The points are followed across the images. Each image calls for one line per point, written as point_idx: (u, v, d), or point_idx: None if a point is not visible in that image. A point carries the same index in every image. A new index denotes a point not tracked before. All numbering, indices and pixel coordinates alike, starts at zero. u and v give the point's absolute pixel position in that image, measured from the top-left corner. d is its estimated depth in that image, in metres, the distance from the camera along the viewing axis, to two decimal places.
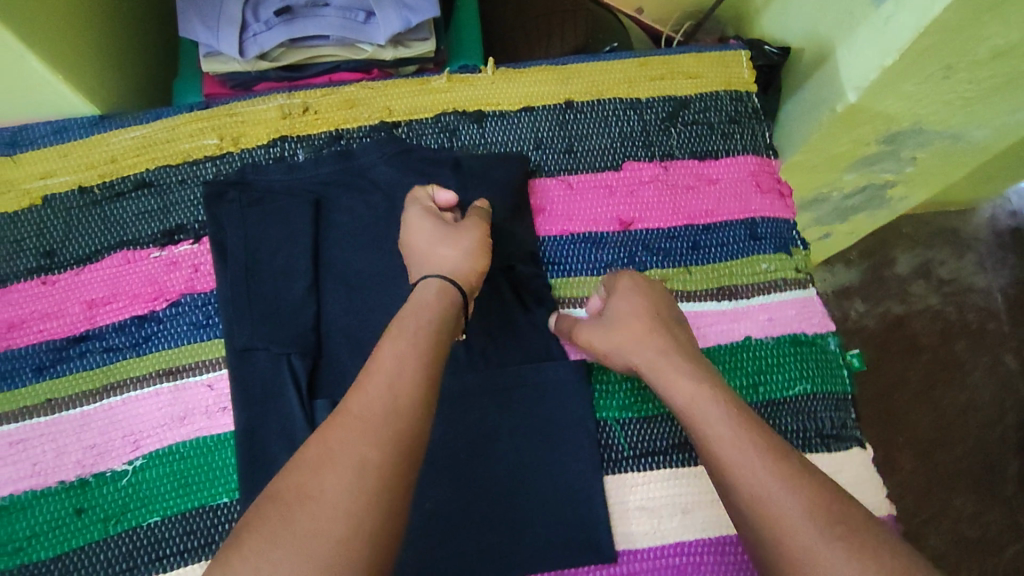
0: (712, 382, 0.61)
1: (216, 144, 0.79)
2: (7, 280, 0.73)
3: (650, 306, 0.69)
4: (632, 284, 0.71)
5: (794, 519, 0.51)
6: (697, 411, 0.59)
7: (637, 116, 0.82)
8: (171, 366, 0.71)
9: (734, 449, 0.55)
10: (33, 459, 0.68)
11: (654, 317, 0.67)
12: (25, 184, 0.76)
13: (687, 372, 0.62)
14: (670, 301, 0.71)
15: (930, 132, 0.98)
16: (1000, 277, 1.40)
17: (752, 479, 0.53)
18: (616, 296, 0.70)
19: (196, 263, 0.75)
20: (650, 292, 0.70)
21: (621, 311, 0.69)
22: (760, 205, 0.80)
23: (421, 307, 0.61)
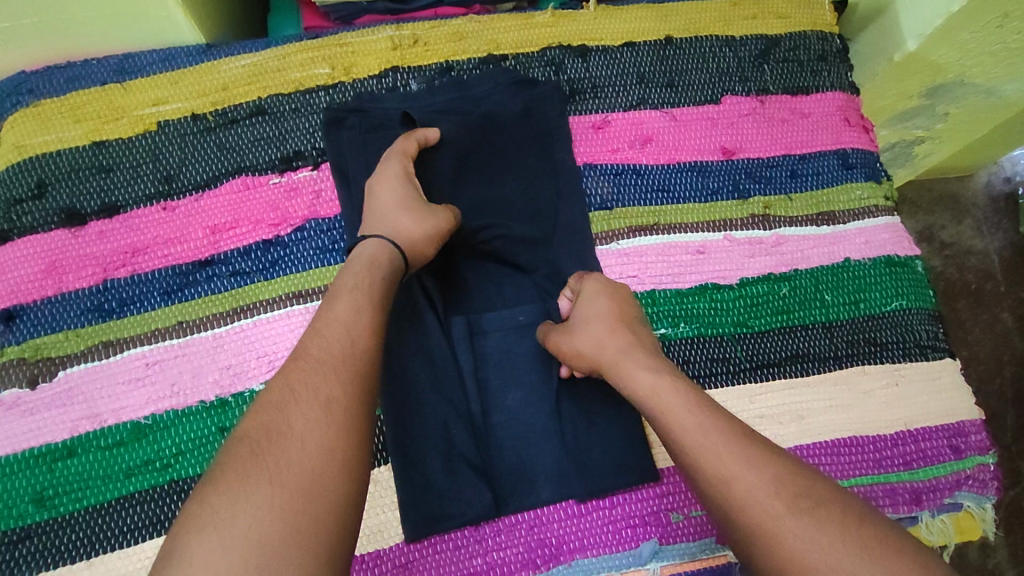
0: (676, 379, 0.58)
1: (328, 73, 0.79)
2: (127, 206, 0.72)
3: (612, 305, 0.65)
4: (590, 282, 0.67)
5: (764, 501, 0.48)
6: (660, 401, 0.56)
7: (732, 53, 0.86)
8: (302, 289, 0.71)
9: (698, 435, 0.52)
10: (171, 380, 0.67)
11: (614, 318, 0.64)
12: (138, 111, 0.75)
13: (647, 366, 0.59)
14: (629, 297, 0.67)
15: (969, 85, 0.98)
16: (997, 240, 1.27)
17: (719, 464, 0.50)
18: (580, 299, 0.66)
19: (317, 189, 0.75)
20: (609, 291, 0.67)
21: (585, 314, 0.65)
22: (851, 138, 0.84)
23: (371, 266, 0.60)
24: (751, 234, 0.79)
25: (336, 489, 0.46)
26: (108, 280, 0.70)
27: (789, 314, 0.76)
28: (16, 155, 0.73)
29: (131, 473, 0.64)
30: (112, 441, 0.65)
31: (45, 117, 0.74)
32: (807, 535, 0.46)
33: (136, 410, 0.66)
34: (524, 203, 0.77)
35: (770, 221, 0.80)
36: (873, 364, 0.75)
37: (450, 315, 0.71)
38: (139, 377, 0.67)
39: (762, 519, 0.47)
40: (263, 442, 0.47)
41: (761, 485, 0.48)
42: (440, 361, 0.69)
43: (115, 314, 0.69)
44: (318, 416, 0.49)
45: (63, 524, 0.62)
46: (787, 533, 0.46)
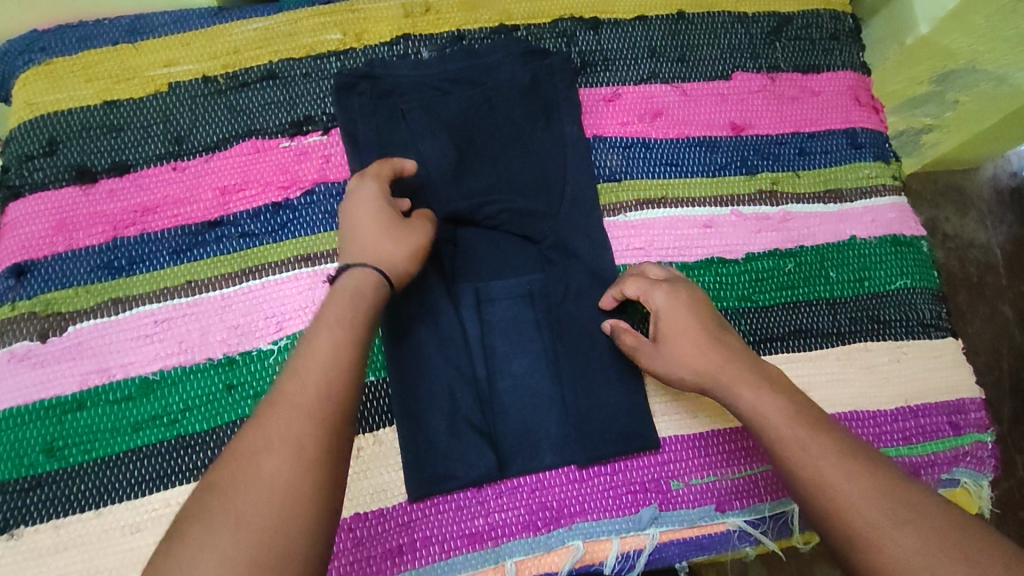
0: (781, 396, 0.57)
1: (340, 39, 0.79)
2: (137, 165, 0.72)
3: (698, 313, 0.63)
4: (665, 284, 0.66)
5: (862, 510, 0.48)
6: (764, 418, 0.56)
7: (743, 30, 0.85)
8: (310, 252, 0.72)
9: (799, 452, 0.53)
10: (179, 337, 0.68)
11: (706, 327, 0.63)
12: (149, 72, 0.75)
13: (748, 383, 0.59)
14: (710, 300, 0.66)
15: (980, 72, 0.97)
16: (1000, 234, 1.26)
17: (821, 478, 0.50)
18: (660, 303, 0.64)
19: (327, 154, 0.75)
20: (693, 295, 0.65)
21: (675, 323, 0.63)
22: (860, 117, 0.84)
23: (353, 296, 0.57)
24: (757, 210, 0.79)
25: (305, 522, 0.45)
26: (118, 239, 0.70)
27: (793, 290, 0.76)
28: (28, 113, 0.73)
29: (138, 427, 0.65)
30: (120, 396, 0.65)
31: (56, 75, 0.74)
32: (903, 543, 0.45)
33: (144, 366, 0.66)
34: (529, 172, 0.76)
35: (778, 197, 0.80)
36: (875, 341, 0.75)
37: (457, 281, 0.72)
38: (148, 334, 0.67)
39: (861, 529, 0.47)
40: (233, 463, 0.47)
41: (872, 505, 0.48)
42: (446, 326, 0.69)
43: (125, 272, 0.69)
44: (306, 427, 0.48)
45: (71, 475, 0.63)
46: (887, 541, 0.46)
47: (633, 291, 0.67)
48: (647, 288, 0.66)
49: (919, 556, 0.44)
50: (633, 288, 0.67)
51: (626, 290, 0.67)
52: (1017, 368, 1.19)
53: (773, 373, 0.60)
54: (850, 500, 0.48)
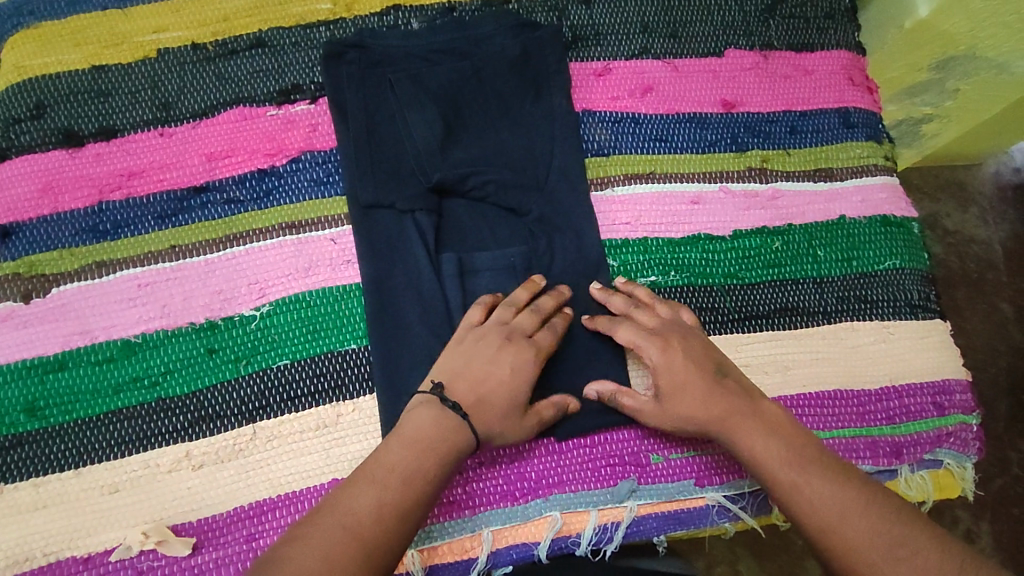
0: (791, 442, 0.61)
1: (330, 9, 0.79)
2: (124, 130, 0.72)
3: (697, 367, 0.64)
4: (659, 337, 0.65)
5: (870, 552, 0.53)
6: (765, 464, 0.60)
7: (737, 7, 0.85)
8: (294, 219, 0.72)
9: (802, 498, 0.57)
10: (162, 302, 0.68)
11: (707, 380, 0.64)
12: (138, 38, 0.75)
13: (749, 429, 0.61)
14: (706, 345, 0.67)
15: (980, 60, 0.95)
16: (1001, 230, 1.25)
17: (830, 524, 0.55)
18: (657, 359, 0.65)
19: (313, 122, 0.75)
20: (687, 345, 0.66)
21: (677, 382, 0.64)
22: (853, 96, 0.83)
23: (435, 444, 0.58)
24: (746, 187, 0.79)
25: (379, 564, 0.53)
26: (103, 202, 0.70)
27: (780, 268, 0.76)
28: (16, 75, 0.73)
29: (120, 389, 0.65)
30: (102, 358, 0.66)
31: (45, 39, 0.74)
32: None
33: (126, 329, 0.67)
34: (519, 144, 0.76)
35: (767, 175, 0.79)
36: (862, 320, 0.75)
37: (440, 252, 0.71)
38: (131, 297, 0.68)
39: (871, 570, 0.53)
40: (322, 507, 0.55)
41: (880, 546, 0.53)
42: (429, 296, 0.69)
43: (109, 235, 0.69)
44: (383, 493, 0.55)
45: (51, 435, 0.64)
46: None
47: (626, 339, 0.66)
48: (641, 342, 0.65)
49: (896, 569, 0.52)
50: (626, 336, 0.66)
51: (619, 337, 0.67)
52: (1015, 366, 1.17)
53: (773, 414, 0.63)
54: (863, 541, 0.54)
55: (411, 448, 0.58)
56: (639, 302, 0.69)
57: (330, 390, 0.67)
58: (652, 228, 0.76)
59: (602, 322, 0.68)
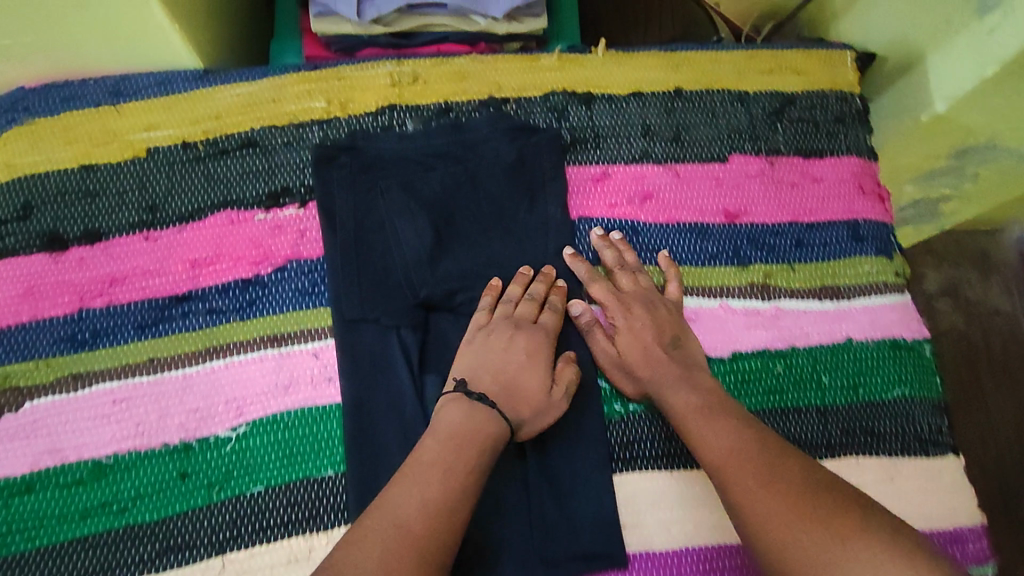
0: (733, 425, 0.61)
1: (324, 108, 0.77)
2: (109, 233, 0.71)
3: (653, 335, 0.69)
4: (624, 302, 0.71)
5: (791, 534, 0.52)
6: (704, 432, 0.61)
7: (744, 109, 0.82)
8: (276, 332, 0.70)
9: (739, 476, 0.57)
10: (136, 419, 0.66)
11: (660, 350, 0.68)
12: (129, 136, 0.74)
13: (698, 393, 0.65)
14: (672, 316, 0.71)
15: (1002, 149, 0.92)
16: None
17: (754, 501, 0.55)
18: (619, 319, 0.70)
19: (301, 228, 0.73)
20: (651, 312, 0.71)
21: (632, 344, 0.69)
22: (863, 207, 0.80)
23: (459, 436, 0.59)
24: (747, 305, 0.75)
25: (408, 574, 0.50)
26: (83, 310, 0.69)
27: (781, 395, 0.72)
28: (5, 173, 0.72)
29: (87, 513, 0.63)
30: (71, 479, 0.64)
31: (36, 136, 0.73)
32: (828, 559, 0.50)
33: (98, 448, 0.65)
34: (511, 256, 0.74)
35: (769, 291, 0.76)
36: (868, 456, 0.71)
37: (425, 373, 0.69)
38: (105, 414, 0.66)
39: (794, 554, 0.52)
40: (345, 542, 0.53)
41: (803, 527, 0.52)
42: (411, 420, 0.67)
43: (87, 346, 0.68)
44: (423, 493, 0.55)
45: (14, 564, 0.62)
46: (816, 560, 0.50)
47: (602, 296, 0.72)
48: (609, 304, 0.71)
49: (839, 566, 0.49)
50: (600, 295, 0.72)
51: (592, 293, 0.72)
52: None
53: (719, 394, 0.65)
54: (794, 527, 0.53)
55: (443, 440, 0.59)
56: (622, 263, 0.74)
57: (303, 520, 0.64)
58: None
59: (580, 268, 0.73)
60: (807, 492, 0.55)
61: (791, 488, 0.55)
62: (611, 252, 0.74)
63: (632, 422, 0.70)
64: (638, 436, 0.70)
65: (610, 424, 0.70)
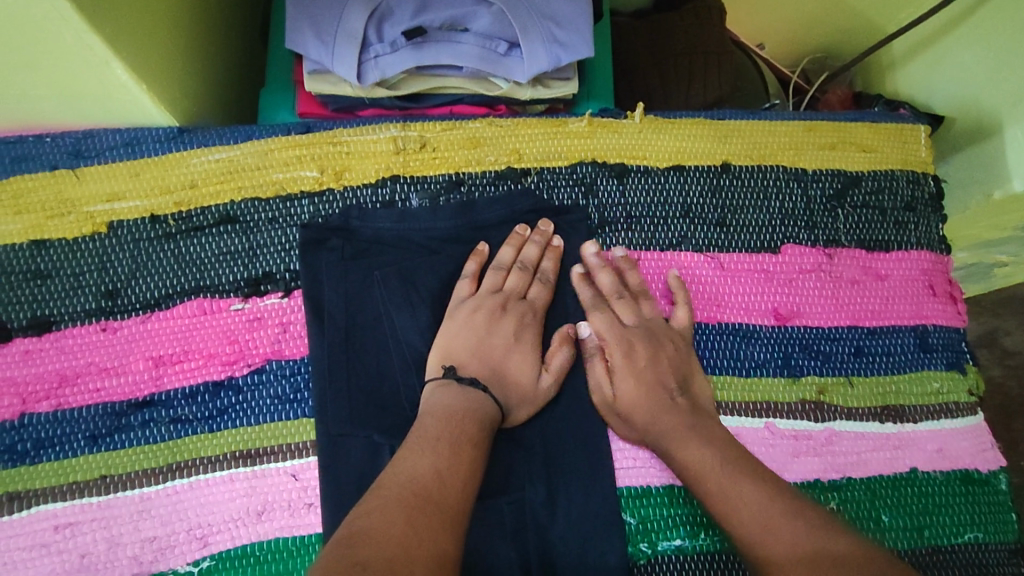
0: (760, 490, 0.53)
1: (316, 177, 0.67)
2: (61, 322, 0.62)
3: (656, 376, 0.62)
4: (626, 338, 0.63)
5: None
6: (719, 487, 0.55)
7: (801, 190, 0.71)
8: (249, 447, 0.59)
9: (765, 531, 0.51)
10: (82, 549, 0.56)
11: (665, 393, 0.61)
12: (89, 207, 0.64)
13: (706, 441, 0.58)
14: (679, 351, 0.63)
15: None
16: None
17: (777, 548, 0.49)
18: (619, 359, 0.62)
19: (284, 321, 0.63)
20: (655, 354, 0.63)
21: (632, 387, 0.61)
22: (933, 311, 0.70)
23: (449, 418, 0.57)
24: (798, 426, 0.64)
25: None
26: (26, 415, 0.59)
27: None
28: None
29: None
30: None
31: None
32: None
33: None
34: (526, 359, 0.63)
35: (824, 411, 0.65)
36: None
37: None
38: (45, 543, 0.56)
39: None
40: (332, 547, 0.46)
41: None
42: None
43: (28, 459, 0.58)
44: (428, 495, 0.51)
45: None
46: None
47: (598, 331, 0.64)
48: (609, 339, 0.63)
49: None
50: (598, 326, 0.64)
51: (592, 323, 0.64)
52: None
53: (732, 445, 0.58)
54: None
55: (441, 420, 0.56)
56: (623, 289, 0.66)
57: None
58: None
59: (583, 289, 0.66)
60: (854, 569, 0.46)
61: (820, 534, 0.49)
62: (609, 275, 0.66)
63: (660, 566, 0.60)
64: None
65: (635, 568, 0.60)
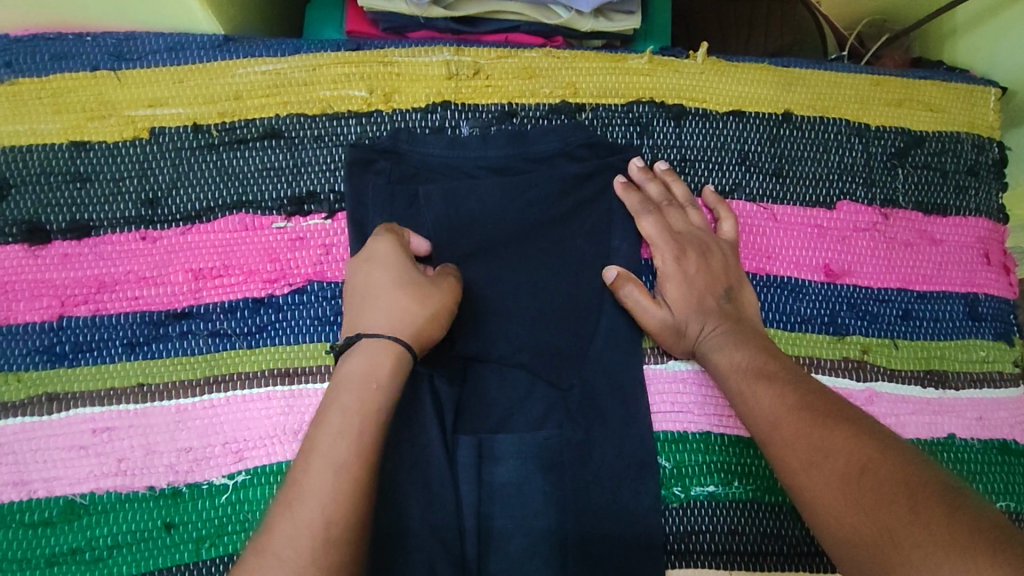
0: (774, 390, 0.53)
1: (364, 97, 0.64)
2: (100, 227, 0.60)
3: (703, 286, 0.61)
4: (677, 244, 0.62)
5: (838, 500, 0.44)
6: (748, 397, 0.54)
7: (862, 146, 0.69)
8: (287, 365, 0.58)
9: (788, 442, 0.49)
10: (118, 454, 0.56)
11: (710, 300, 0.61)
12: (130, 110, 0.62)
13: (749, 348, 0.57)
14: (727, 262, 0.63)
15: None
16: None
17: (795, 458, 0.48)
18: (669, 264, 0.62)
19: (327, 243, 0.61)
20: (704, 260, 0.62)
21: (677, 295, 0.61)
22: (986, 279, 0.69)
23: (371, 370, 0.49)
24: (839, 383, 0.63)
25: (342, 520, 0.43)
26: (64, 318, 0.58)
27: None
28: None
29: (52, 560, 0.54)
30: (37, 519, 0.54)
31: (20, 99, 0.62)
32: (891, 518, 0.41)
33: (72, 485, 0.55)
34: (571, 296, 0.62)
35: (866, 370, 0.64)
36: None
37: (459, 431, 0.59)
38: (82, 446, 0.56)
39: (846, 516, 0.43)
40: (286, 495, 0.44)
41: (855, 486, 0.44)
42: (438, 490, 0.57)
43: (66, 361, 0.58)
44: (355, 444, 0.46)
45: None
46: (875, 521, 0.42)
47: (648, 234, 0.63)
48: (660, 242, 0.62)
49: (899, 519, 0.41)
50: (648, 231, 0.63)
51: (641, 228, 0.63)
52: None
53: (772, 352, 0.57)
54: (840, 511, 0.44)
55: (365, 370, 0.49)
56: (672, 198, 0.65)
57: None
58: (717, 420, 0.61)
59: (632, 197, 0.63)
60: (856, 468, 0.45)
61: (846, 442, 0.47)
62: (656, 185, 0.64)
63: (691, 511, 0.59)
64: (697, 528, 0.59)
65: (666, 511, 0.59)
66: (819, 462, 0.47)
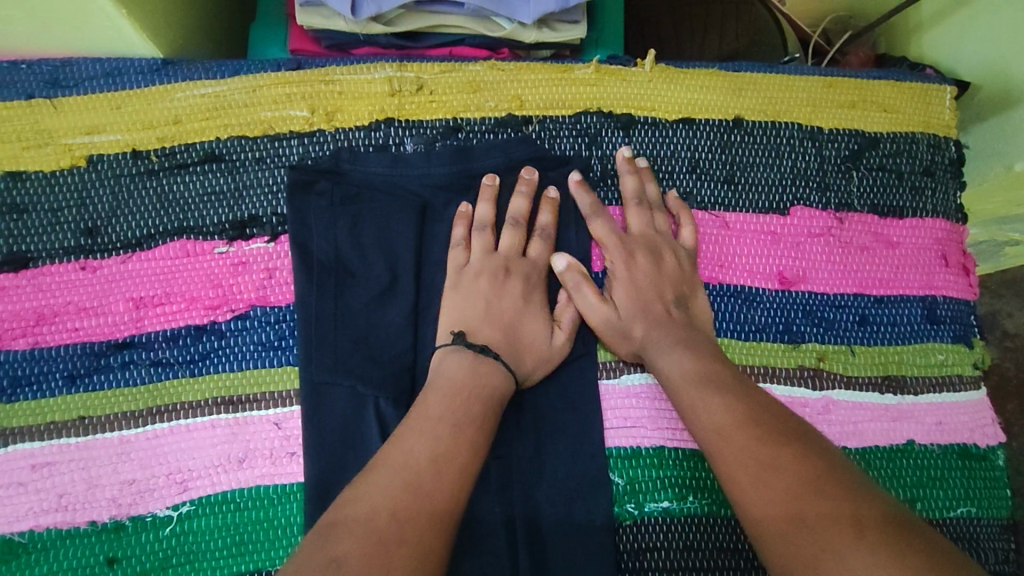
0: (726, 403, 0.52)
1: (306, 117, 0.63)
2: (38, 259, 0.59)
3: (654, 289, 0.61)
4: (627, 247, 0.62)
5: (788, 513, 0.44)
6: (699, 408, 0.53)
7: (814, 150, 0.68)
8: (231, 393, 0.58)
9: (737, 453, 0.48)
10: (60, 489, 0.55)
11: (660, 305, 0.60)
12: (67, 138, 0.62)
13: (699, 357, 0.57)
14: (682, 267, 0.62)
15: None
16: None
17: (744, 470, 0.47)
18: (619, 267, 0.62)
19: (270, 267, 0.60)
20: (656, 263, 0.62)
21: (626, 297, 0.61)
22: (944, 282, 0.68)
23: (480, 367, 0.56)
24: (794, 393, 0.62)
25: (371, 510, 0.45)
26: (3, 352, 0.58)
27: None
28: None
29: None
30: None
31: None
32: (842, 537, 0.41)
33: (10, 522, 0.54)
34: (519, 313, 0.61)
35: (822, 378, 0.63)
36: None
37: None
38: (22, 482, 0.55)
39: (795, 530, 0.43)
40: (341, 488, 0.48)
41: (806, 502, 0.43)
42: None
43: (5, 396, 0.57)
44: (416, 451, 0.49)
45: None
46: (825, 539, 0.41)
47: (598, 236, 0.63)
48: (609, 245, 0.62)
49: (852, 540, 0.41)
50: (599, 232, 0.63)
51: (592, 230, 0.63)
52: None
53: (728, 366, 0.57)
54: (787, 524, 0.43)
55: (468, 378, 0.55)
56: (626, 199, 0.64)
57: None
58: (672, 434, 0.60)
59: (583, 198, 0.63)
60: (806, 483, 0.45)
61: (795, 459, 0.46)
62: (632, 179, 0.64)
63: (645, 527, 0.59)
64: (651, 545, 0.58)
65: (620, 529, 0.58)
66: (768, 476, 0.46)
